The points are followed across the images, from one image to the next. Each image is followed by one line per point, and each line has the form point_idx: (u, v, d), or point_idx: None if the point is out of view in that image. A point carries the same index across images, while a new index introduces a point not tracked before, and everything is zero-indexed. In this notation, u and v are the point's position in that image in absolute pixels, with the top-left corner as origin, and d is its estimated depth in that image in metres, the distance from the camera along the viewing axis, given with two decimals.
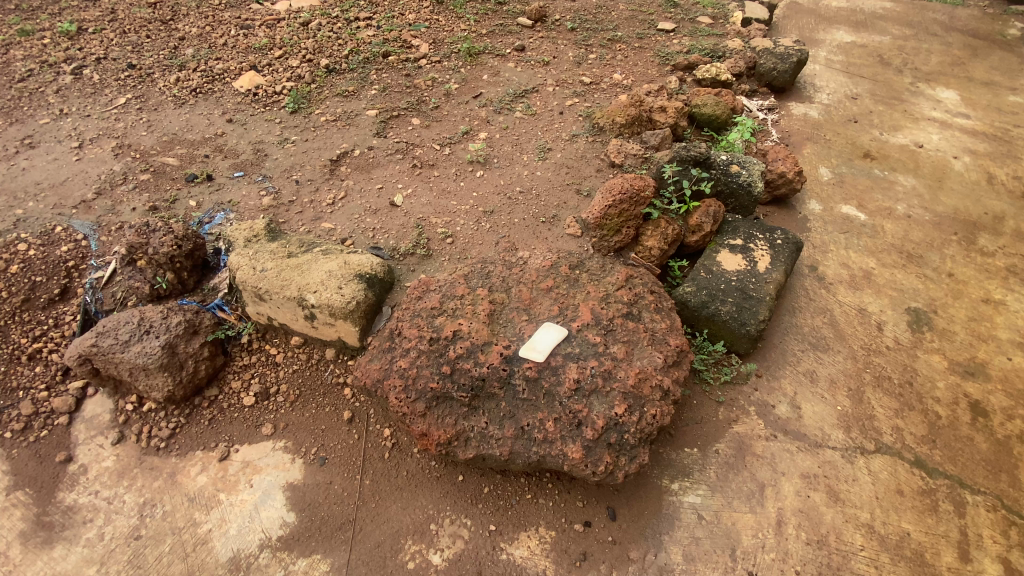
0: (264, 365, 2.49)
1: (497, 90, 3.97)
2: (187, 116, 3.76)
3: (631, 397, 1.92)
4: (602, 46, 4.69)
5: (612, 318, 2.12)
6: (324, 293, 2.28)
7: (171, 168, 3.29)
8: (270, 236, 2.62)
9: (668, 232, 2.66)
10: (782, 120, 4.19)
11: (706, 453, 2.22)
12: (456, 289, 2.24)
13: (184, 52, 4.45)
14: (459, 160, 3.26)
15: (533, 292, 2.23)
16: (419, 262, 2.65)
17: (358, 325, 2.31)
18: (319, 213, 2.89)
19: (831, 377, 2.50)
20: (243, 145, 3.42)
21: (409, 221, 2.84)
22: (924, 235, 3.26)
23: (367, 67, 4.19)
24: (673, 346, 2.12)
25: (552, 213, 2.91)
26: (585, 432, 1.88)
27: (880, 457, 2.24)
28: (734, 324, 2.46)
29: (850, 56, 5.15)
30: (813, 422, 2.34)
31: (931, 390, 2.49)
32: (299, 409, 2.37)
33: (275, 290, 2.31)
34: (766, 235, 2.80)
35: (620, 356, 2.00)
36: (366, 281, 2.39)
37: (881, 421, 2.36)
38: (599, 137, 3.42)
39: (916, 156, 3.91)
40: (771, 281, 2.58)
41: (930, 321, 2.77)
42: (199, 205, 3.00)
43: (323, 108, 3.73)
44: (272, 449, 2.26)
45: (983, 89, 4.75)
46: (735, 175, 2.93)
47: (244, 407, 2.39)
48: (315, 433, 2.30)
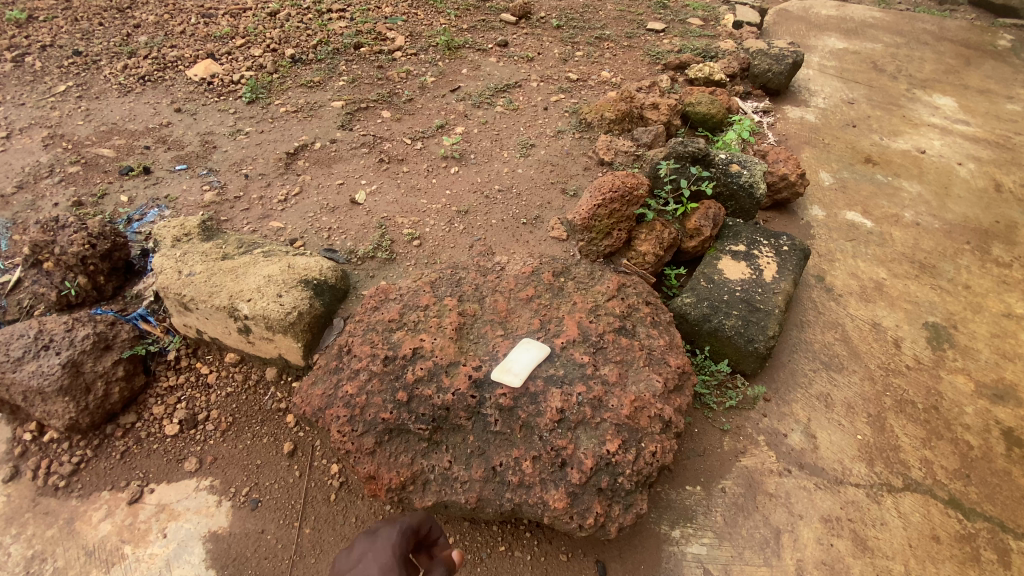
0: (193, 388, 2.11)
1: (477, 84, 3.68)
2: (131, 105, 3.37)
3: (626, 430, 1.58)
4: (590, 44, 4.45)
5: (602, 334, 1.79)
6: (259, 301, 1.87)
7: (105, 160, 2.90)
8: (205, 234, 2.20)
9: (664, 236, 2.35)
10: (777, 124, 3.99)
11: (711, 493, 1.90)
12: (420, 298, 1.91)
13: (137, 40, 4.03)
14: (432, 156, 2.93)
15: (510, 302, 1.91)
16: (379, 267, 2.27)
17: (301, 340, 1.90)
18: (268, 211, 2.52)
19: (848, 402, 2.21)
20: (190, 136, 3.04)
21: (372, 220, 2.48)
22: (935, 245, 3.02)
23: (336, 58, 3.87)
24: (674, 366, 1.78)
25: (535, 214, 2.57)
26: (570, 474, 1.52)
27: (910, 496, 1.95)
28: (740, 341, 2.15)
29: (843, 62, 5.00)
30: (831, 454, 2.04)
31: (959, 415, 2.21)
32: (231, 440, 1.99)
33: (202, 298, 1.90)
34: (771, 241, 2.52)
35: (612, 380, 1.66)
36: (314, 288, 1.99)
37: (907, 453, 2.07)
38: (586, 133, 3.13)
39: (920, 161, 3.70)
40: (780, 292, 2.27)
41: (951, 338, 2.51)
42: (131, 200, 2.61)
43: (283, 98, 3.38)
44: (194, 490, 1.88)
45: (979, 96, 4.61)
46: (737, 175, 2.64)
47: (166, 438, 2.00)
48: (249, 470, 1.92)
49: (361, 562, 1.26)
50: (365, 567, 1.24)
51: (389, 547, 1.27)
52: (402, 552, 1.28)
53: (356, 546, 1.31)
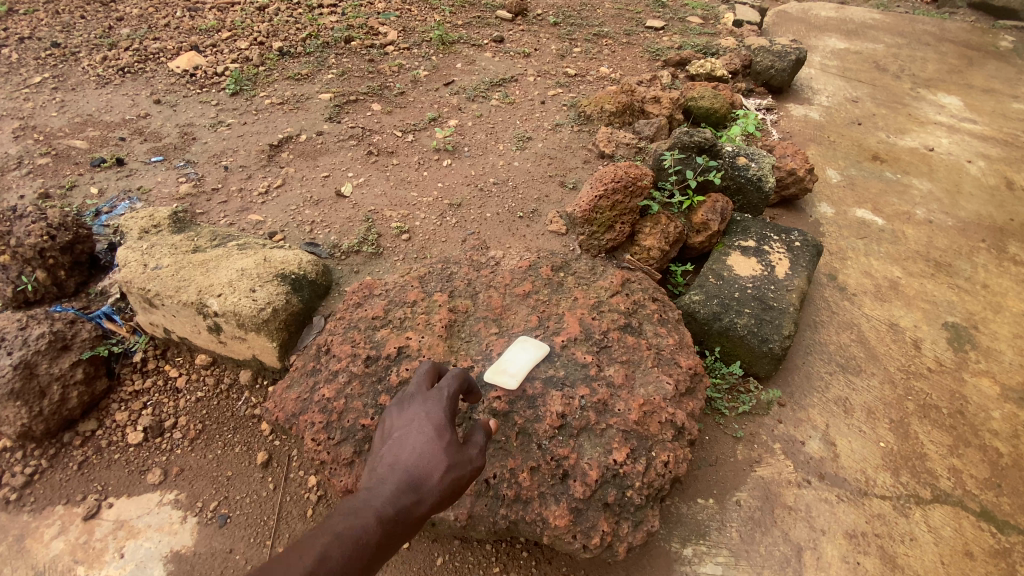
0: (161, 392, 1.94)
1: (471, 79, 3.55)
2: (109, 96, 3.21)
3: (634, 437, 1.42)
4: (587, 41, 4.33)
5: (606, 332, 1.64)
6: (230, 297, 1.71)
7: (77, 152, 2.73)
8: (176, 226, 2.04)
9: (670, 230, 2.20)
10: (781, 121, 3.88)
11: (725, 507, 1.74)
12: (407, 294, 1.76)
13: (119, 32, 3.87)
14: (423, 148, 2.79)
15: (506, 298, 1.76)
16: (364, 262, 2.12)
17: (277, 340, 1.74)
18: (247, 203, 2.36)
19: (868, 407, 2.06)
20: (169, 127, 2.89)
21: (358, 213, 2.32)
22: (949, 243, 2.89)
23: (325, 52, 3.74)
24: (684, 368, 1.62)
25: (532, 207, 2.43)
26: (572, 487, 1.36)
27: (939, 508, 1.80)
28: (753, 341, 2.01)
29: (845, 61, 4.92)
30: (852, 463, 1.88)
31: (986, 421, 2.07)
32: (200, 449, 1.82)
33: (168, 293, 1.74)
34: (781, 236, 2.38)
35: (617, 382, 1.50)
36: (292, 283, 1.83)
37: (933, 461, 1.92)
38: (585, 126, 3.00)
39: (928, 159, 3.59)
40: (793, 289, 2.13)
41: (973, 339, 2.37)
42: (102, 192, 2.45)
43: (269, 90, 3.23)
44: (157, 505, 1.70)
45: (985, 96, 4.52)
46: (744, 168, 2.51)
47: (129, 447, 1.83)
48: (218, 482, 1.75)
49: (409, 422, 1.18)
50: (415, 424, 1.16)
51: (437, 406, 1.18)
52: (450, 409, 1.20)
53: (400, 407, 1.22)
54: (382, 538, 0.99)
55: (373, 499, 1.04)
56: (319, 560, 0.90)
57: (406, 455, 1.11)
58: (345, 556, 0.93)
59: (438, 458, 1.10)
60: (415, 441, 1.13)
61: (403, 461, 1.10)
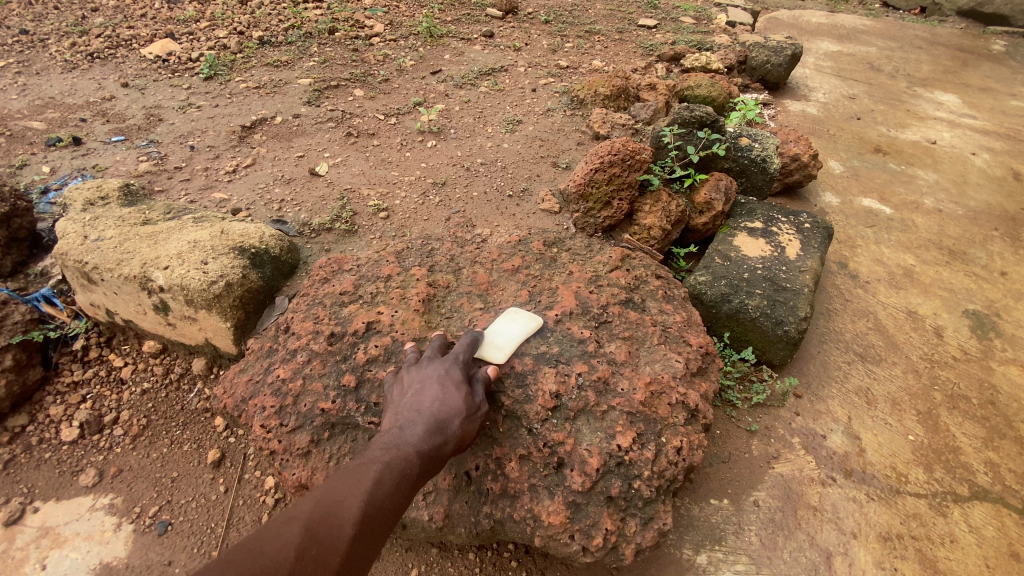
0: (103, 384, 1.72)
1: (460, 68, 3.40)
2: (74, 80, 3.03)
3: (639, 420, 1.22)
4: (579, 37, 4.23)
5: (605, 306, 1.45)
6: (178, 270, 1.54)
7: (32, 132, 2.54)
8: (127, 200, 1.88)
9: (671, 208, 2.01)
10: (779, 115, 3.77)
11: (742, 508, 1.53)
12: (380, 269, 1.56)
13: (92, 21, 3.71)
14: (406, 131, 2.62)
15: (493, 273, 1.57)
16: (336, 240, 1.94)
17: (231, 319, 1.55)
18: (211, 182, 2.18)
19: (892, 398, 1.87)
20: (135, 109, 2.71)
21: (332, 192, 2.15)
22: (961, 232, 2.75)
23: (308, 41, 3.58)
24: (694, 346, 1.43)
25: (522, 187, 2.26)
26: (569, 478, 1.15)
27: (980, 507, 1.60)
28: (765, 324, 1.83)
29: (839, 62, 4.86)
30: (880, 458, 1.68)
31: (1020, 411, 1.88)
32: (143, 447, 1.59)
33: (108, 267, 1.58)
34: (790, 217, 2.20)
35: (619, 359, 1.32)
36: (250, 258, 1.65)
37: (968, 455, 1.73)
38: (579, 111, 2.85)
39: (932, 151, 3.48)
40: (807, 270, 1.95)
41: (996, 327, 2.20)
42: (53, 170, 2.28)
43: (245, 75, 3.07)
44: (89, 510, 1.46)
45: (982, 94, 4.45)
46: (747, 148, 2.34)
47: (61, 445, 1.59)
48: (160, 485, 1.51)
49: (428, 368, 1.13)
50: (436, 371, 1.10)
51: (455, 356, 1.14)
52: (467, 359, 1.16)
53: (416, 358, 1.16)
54: (421, 468, 0.98)
55: (405, 435, 1.00)
56: (372, 484, 0.91)
57: (430, 400, 1.05)
58: (394, 481, 0.93)
59: (461, 400, 1.06)
60: (437, 385, 1.08)
61: (428, 403, 1.05)
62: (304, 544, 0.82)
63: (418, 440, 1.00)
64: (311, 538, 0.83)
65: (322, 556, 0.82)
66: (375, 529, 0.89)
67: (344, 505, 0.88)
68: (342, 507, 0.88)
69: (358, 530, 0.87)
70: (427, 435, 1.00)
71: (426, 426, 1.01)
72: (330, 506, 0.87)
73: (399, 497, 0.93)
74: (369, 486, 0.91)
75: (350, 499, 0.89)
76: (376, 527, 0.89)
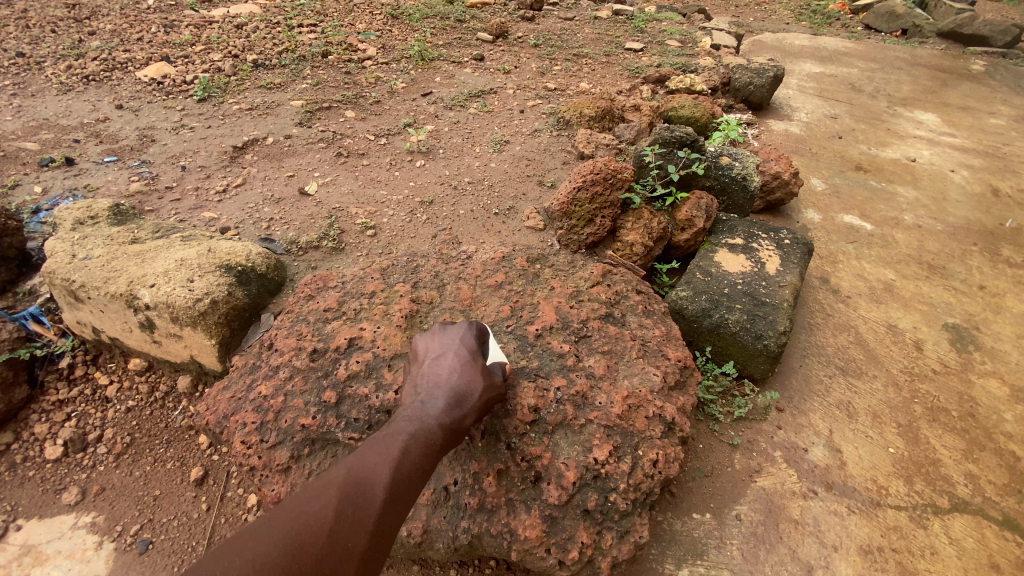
0: (89, 402, 1.72)
1: (450, 90, 3.48)
2: (69, 102, 3.08)
3: (617, 433, 1.24)
4: (568, 60, 4.33)
5: (585, 321, 1.48)
6: (164, 288, 1.56)
7: (26, 153, 2.57)
8: (116, 219, 1.91)
9: (653, 225, 2.06)
10: (762, 135, 3.86)
11: (724, 522, 1.53)
12: (365, 286, 1.58)
13: (88, 45, 3.78)
14: (395, 151, 2.67)
15: (476, 289, 1.60)
16: (323, 258, 1.97)
17: (216, 337, 1.57)
18: (201, 201, 2.21)
19: (873, 411, 1.89)
20: (128, 131, 2.76)
21: (321, 210, 2.18)
22: (941, 247, 2.80)
23: (301, 64, 3.66)
24: (673, 360, 1.46)
25: (508, 205, 2.30)
26: (546, 492, 1.17)
27: (960, 519, 1.61)
28: (746, 338, 1.85)
29: (822, 83, 4.99)
30: (862, 471, 1.70)
31: (998, 423, 1.91)
32: (127, 465, 1.59)
33: (95, 285, 1.60)
34: (770, 233, 2.24)
35: (598, 373, 1.34)
36: (237, 276, 1.67)
37: (948, 467, 1.75)
38: (565, 131, 2.91)
39: (912, 169, 3.56)
40: (786, 285, 1.99)
41: (975, 340, 2.24)
42: (46, 191, 2.31)
43: (238, 97, 3.13)
44: (70, 529, 1.45)
45: (961, 113, 4.58)
46: (727, 167, 2.41)
47: (44, 463, 1.59)
48: (143, 503, 1.50)
49: (444, 342, 1.22)
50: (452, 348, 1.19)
51: (468, 329, 1.25)
52: (478, 338, 1.25)
53: (432, 337, 1.25)
54: (445, 435, 1.05)
55: (430, 406, 1.08)
56: (401, 452, 0.97)
57: (451, 374, 1.14)
58: (421, 449, 0.99)
59: (478, 375, 1.15)
60: (456, 360, 1.17)
61: (448, 376, 1.13)
62: (341, 506, 0.88)
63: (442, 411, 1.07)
64: (346, 501, 0.89)
65: (356, 518, 0.88)
66: (406, 494, 0.94)
67: (376, 471, 0.94)
68: (373, 474, 0.93)
69: (390, 495, 0.92)
70: (451, 406, 1.08)
71: (447, 397, 1.09)
72: (361, 474, 0.93)
73: (425, 463, 1.00)
74: (398, 454, 0.97)
75: (380, 466, 0.94)
76: (407, 492, 0.95)
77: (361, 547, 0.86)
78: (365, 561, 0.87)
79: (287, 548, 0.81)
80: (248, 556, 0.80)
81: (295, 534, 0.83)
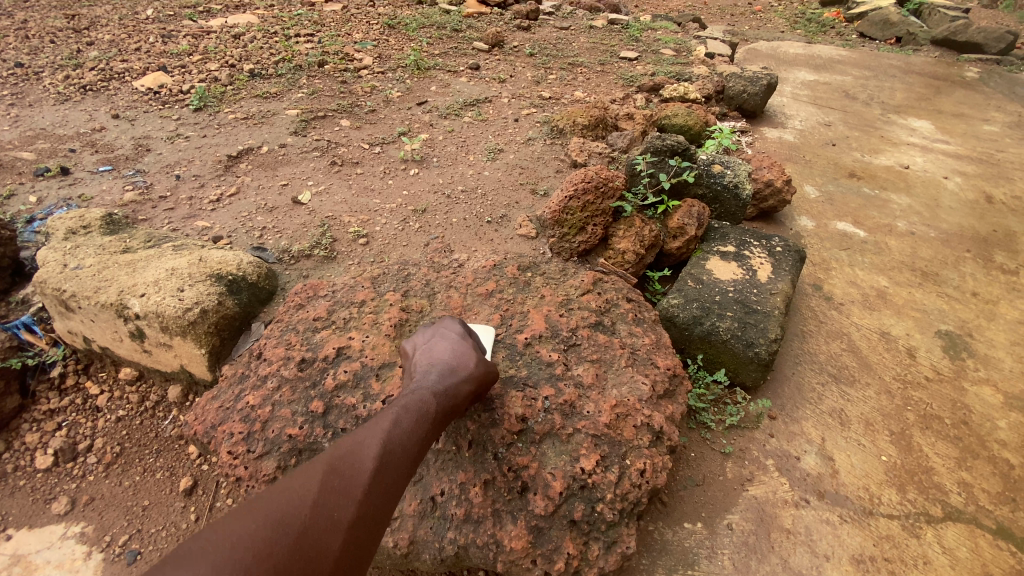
0: (79, 411, 1.72)
1: (445, 99, 3.50)
2: (66, 112, 3.10)
3: (604, 442, 1.24)
4: (563, 69, 4.37)
5: (574, 329, 1.49)
6: (154, 297, 1.57)
7: (22, 162, 2.58)
8: (109, 228, 1.92)
9: (645, 232, 2.05)
10: (756, 142, 3.88)
11: (716, 531, 1.53)
12: (355, 295, 1.59)
13: (86, 55, 3.81)
14: (389, 159, 2.69)
15: (466, 298, 1.60)
16: (315, 267, 1.98)
17: (205, 346, 1.57)
18: (195, 210, 2.22)
19: (865, 418, 1.89)
20: (124, 140, 2.77)
21: (313, 219, 2.19)
22: (934, 253, 2.81)
23: (297, 73, 3.68)
24: (662, 368, 1.46)
25: (501, 213, 2.31)
26: (533, 502, 1.17)
27: (953, 527, 1.60)
28: (737, 345, 1.86)
29: (816, 91, 5.03)
30: (854, 479, 1.69)
31: (992, 430, 1.91)
32: (117, 474, 1.58)
33: (85, 295, 1.60)
34: (762, 241, 2.24)
35: (586, 382, 1.34)
36: (227, 285, 1.68)
37: (941, 475, 1.74)
38: (558, 140, 2.93)
39: (905, 175, 3.58)
40: (777, 292, 1.99)
41: (968, 347, 2.24)
42: (40, 200, 2.32)
43: (234, 107, 3.15)
44: (59, 539, 1.44)
45: (954, 120, 4.60)
46: (719, 175, 2.40)
47: (34, 473, 1.58)
48: (131, 513, 1.50)
49: (432, 332, 1.29)
50: (439, 334, 1.26)
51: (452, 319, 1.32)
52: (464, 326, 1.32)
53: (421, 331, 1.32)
54: (438, 407, 1.09)
55: (420, 387, 1.13)
56: (390, 425, 1.01)
57: (439, 355, 1.20)
58: (410, 423, 1.03)
59: (467, 353, 1.21)
60: (445, 343, 1.24)
61: (438, 357, 1.19)
62: (330, 476, 0.92)
63: (432, 388, 1.12)
64: (335, 473, 0.93)
65: (345, 486, 0.92)
66: (395, 465, 0.97)
67: (366, 444, 0.99)
68: (362, 447, 0.98)
69: (379, 465, 0.96)
70: (440, 382, 1.13)
71: (437, 374, 1.14)
72: (351, 447, 0.97)
73: (417, 434, 1.03)
74: (387, 428, 1.02)
75: (369, 439, 0.99)
76: (397, 461, 0.98)
77: (349, 515, 0.89)
78: (354, 529, 0.89)
79: (276, 515, 0.86)
80: (237, 523, 0.84)
81: (285, 502, 0.88)
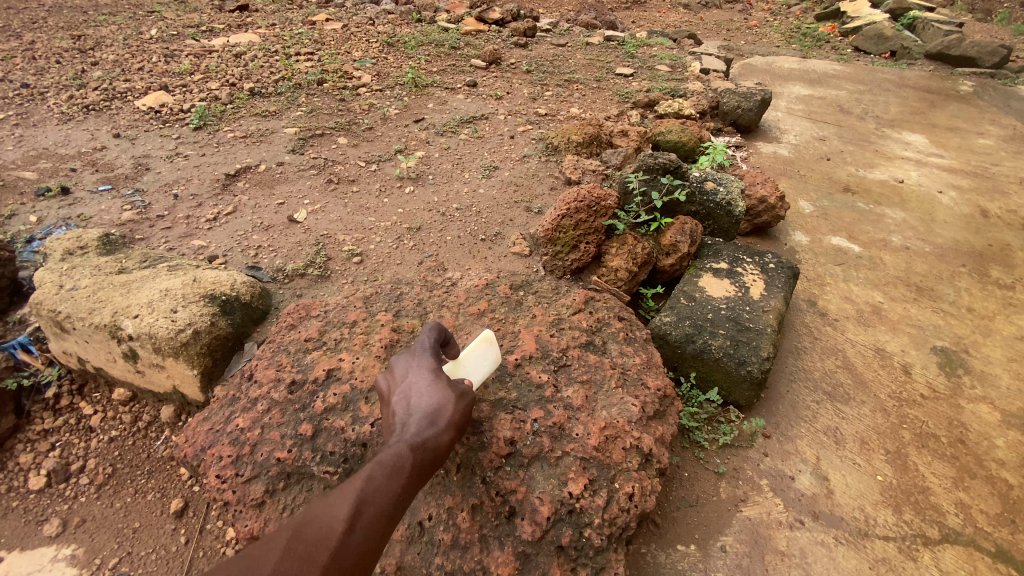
0: (73, 432, 1.72)
1: (442, 116, 3.53)
2: (68, 132, 3.14)
3: (593, 466, 1.24)
4: (559, 86, 4.41)
5: (564, 350, 1.49)
6: (147, 318, 1.58)
7: (23, 182, 2.61)
8: (105, 249, 1.93)
9: (637, 250, 2.07)
10: (751, 157, 3.91)
11: (709, 553, 1.51)
12: (347, 315, 1.59)
13: (90, 74, 3.87)
14: (385, 177, 2.71)
15: (457, 318, 1.60)
16: (309, 286, 1.99)
17: (197, 367, 1.57)
18: (191, 229, 2.24)
19: (860, 437, 1.88)
20: (124, 159, 2.80)
21: (308, 238, 2.21)
22: (929, 268, 2.81)
23: (296, 92, 3.73)
24: (653, 389, 1.46)
25: (495, 230, 2.33)
26: (520, 527, 1.17)
27: (950, 549, 1.59)
28: (729, 364, 1.86)
29: (811, 105, 5.07)
30: (849, 500, 1.68)
31: (989, 449, 1.89)
32: (108, 496, 1.58)
33: (80, 316, 1.61)
34: (755, 257, 2.25)
35: (575, 404, 1.34)
36: (220, 305, 1.69)
37: (938, 495, 1.73)
38: (553, 157, 2.96)
39: (899, 190, 3.59)
40: (770, 310, 1.99)
41: (965, 364, 2.23)
42: (40, 220, 2.34)
43: (234, 125, 3.19)
44: (49, 562, 1.44)
45: (948, 134, 4.63)
46: (712, 192, 2.43)
47: (27, 494, 1.58)
48: (122, 536, 1.49)
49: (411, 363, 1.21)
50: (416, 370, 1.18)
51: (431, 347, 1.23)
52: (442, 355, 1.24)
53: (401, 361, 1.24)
54: (416, 457, 1.03)
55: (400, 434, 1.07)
56: (362, 482, 0.96)
57: (418, 395, 1.12)
58: (383, 477, 0.97)
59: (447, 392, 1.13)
60: (424, 380, 1.16)
61: (417, 398, 1.12)
62: (297, 542, 0.90)
63: (411, 437, 1.05)
64: (301, 538, 0.90)
65: (311, 552, 0.89)
66: (365, 527, 0.92)
67: (336, 504, 0.94)
68: (332, 508, 0.94)
69: (348, 526, 0.91)
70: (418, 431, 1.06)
71: (416, 421, 1.08)
72: (320, 509, 0.94)
73: (392, 489, 0.97)
74: (360, 485, 0.96)
75: (340, 498, 0.95)
76: (368, 521, 0.93)
77: None
78: None
79: None
80: None
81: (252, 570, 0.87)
